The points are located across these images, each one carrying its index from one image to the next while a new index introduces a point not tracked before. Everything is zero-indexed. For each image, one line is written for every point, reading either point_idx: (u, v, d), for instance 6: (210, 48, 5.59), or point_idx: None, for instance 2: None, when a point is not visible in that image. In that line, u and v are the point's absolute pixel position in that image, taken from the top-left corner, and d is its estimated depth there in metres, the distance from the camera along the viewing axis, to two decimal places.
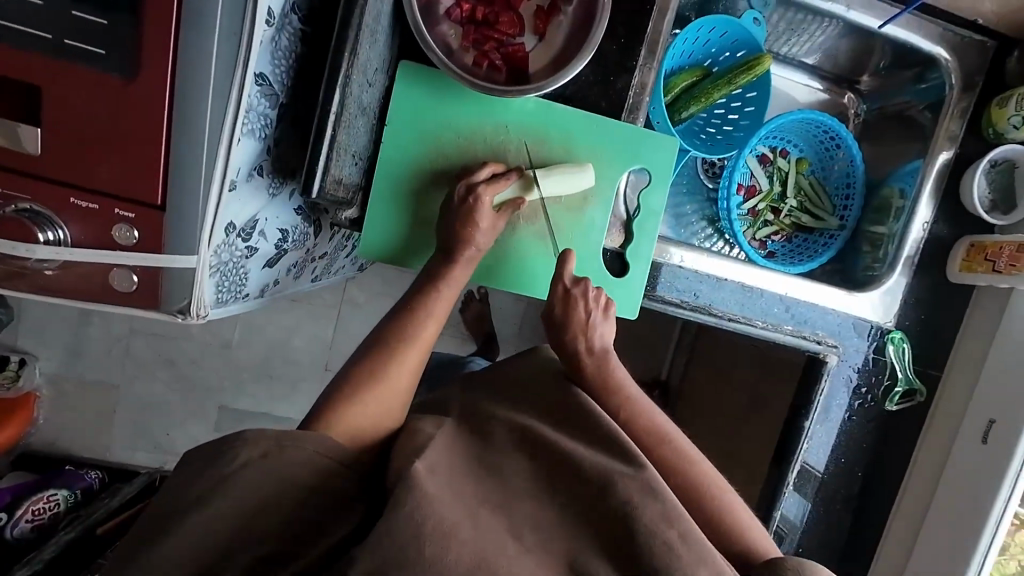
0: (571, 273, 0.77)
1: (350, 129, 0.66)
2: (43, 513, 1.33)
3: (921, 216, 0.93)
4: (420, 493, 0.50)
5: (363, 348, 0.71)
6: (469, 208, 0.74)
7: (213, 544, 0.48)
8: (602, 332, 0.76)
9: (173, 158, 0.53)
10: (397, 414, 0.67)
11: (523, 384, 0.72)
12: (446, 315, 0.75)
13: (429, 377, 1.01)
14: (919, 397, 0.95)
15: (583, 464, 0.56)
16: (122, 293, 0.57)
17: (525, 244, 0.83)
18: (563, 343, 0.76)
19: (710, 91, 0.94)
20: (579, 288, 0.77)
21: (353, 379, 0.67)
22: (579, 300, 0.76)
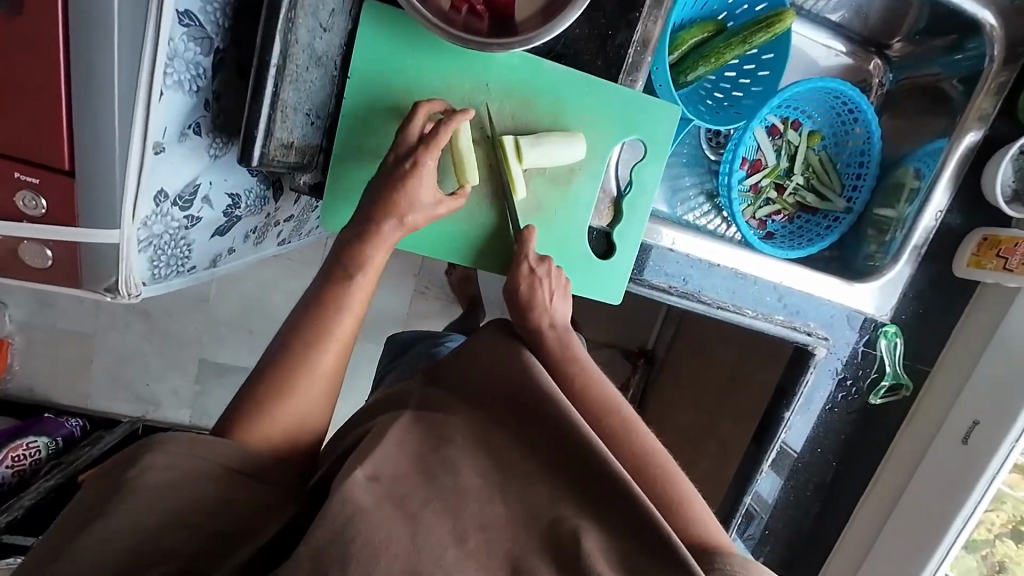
0: (533, 251, 0.73)
1: (300, 84, 0.57)
2: (24, 459, 1.31)
3: (936, 203, 0.86)
4: (354, 506, 0.48)
5: (271, 354, 0.63)
6: (395, 166, 0.66)
7: (129, 554, 0.46)
8: (562, 310, 0.72)
9: (78, 115, 0.45)
10: (317, 409, 0.62)
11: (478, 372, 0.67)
12: (366, 307, 0.66)
13: (404, 358, 0.97)
14: (904, 392, 0.92)
15: (538, 488, 0.53)
16: (37, 268, 0.50)
17: (478, 221, 0.75)
18: (526, 320, 0.71)
19: (720, 51, 0.83)
20: (543, 268, 0.72)
21: (268, 384, 0.60)
22: (544, 280, 0.72)
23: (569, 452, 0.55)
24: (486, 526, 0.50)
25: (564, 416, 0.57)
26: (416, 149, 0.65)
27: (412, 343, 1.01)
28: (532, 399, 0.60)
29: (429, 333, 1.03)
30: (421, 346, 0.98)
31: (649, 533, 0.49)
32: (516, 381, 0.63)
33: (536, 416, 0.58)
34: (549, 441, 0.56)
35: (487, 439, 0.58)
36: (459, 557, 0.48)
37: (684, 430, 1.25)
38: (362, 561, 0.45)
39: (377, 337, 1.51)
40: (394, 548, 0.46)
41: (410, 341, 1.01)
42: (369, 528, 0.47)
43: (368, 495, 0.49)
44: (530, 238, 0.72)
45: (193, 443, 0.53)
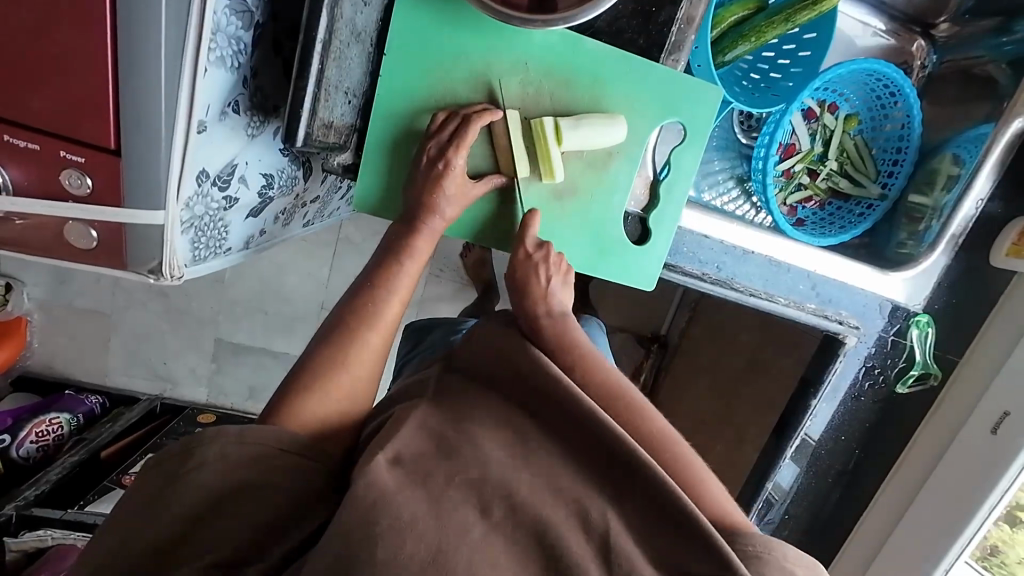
0: (533, 237, 0.71)
1: (341, 62, 0.55)
2: (48, 435, 1.34)
3: (978, 190, 0.84)
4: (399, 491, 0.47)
5: (322, 333, 0.64)
6: (433, 172, 0.66)
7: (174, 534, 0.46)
8: (561, 299, 0.71)
9: (124, 91, 0.44)
10: (363, 388, 0.63)
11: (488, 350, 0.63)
12: (411, 295, 0.68)
13: (426, 344, 0.97)
14: (932, 381, 0.91)
15: (563, 475, 0.52)
16: (81, 250, 0.50)
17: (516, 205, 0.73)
18: (522, 305, 0.70)
19: (762, 29, 0.80)
20: (542, 255, 0.71)
21: (318, 362, 0.62)
22: (543, 269, 0.71)
23: (591, 441, 0.53)
24: (510, 506, 0.50)
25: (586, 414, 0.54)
26: (445, 149, 0.65)
27: (435, 327, 1.01)
28: (548, 392, 0.56)
29: (450, 318, 1.03)
30: (443, 331, 0.98)
31: (685, 525, 0.48)
32: (530, 368, 0.58)
33: (557, 407, 0.55)
34: (571, 430, 0.54)
35: (510, 423, 0.56)
36: (483, 532, 0.48)
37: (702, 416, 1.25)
38: (387, 543, 0.46)
39: None
40: (419, 527, 0.46)
41: (435, 325, 1.01)
42: (399, 507, 0.47)
43: (392, 478, 0.50)
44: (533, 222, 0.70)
45: (239, 435, 0.52)
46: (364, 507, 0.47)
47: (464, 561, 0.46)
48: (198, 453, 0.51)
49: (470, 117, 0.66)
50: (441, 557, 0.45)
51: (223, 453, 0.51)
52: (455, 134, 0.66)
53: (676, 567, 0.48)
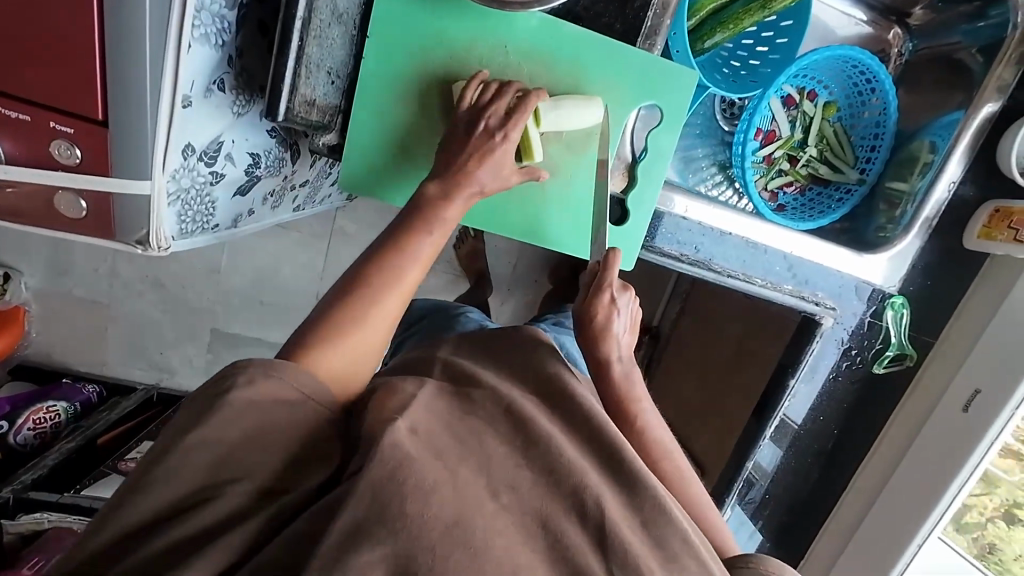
0: (616, 278, 0.69)
1: (322, 41, 0.57)
2: (44, 422, 1.37)
3: (950, 174, 0.86)
4: (404, 454, 0.47)
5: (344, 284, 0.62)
6: (486, 139, 0.66)
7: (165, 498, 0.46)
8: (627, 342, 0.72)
9: (111, 64, 0.46)
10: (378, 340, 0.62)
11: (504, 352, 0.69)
12: (434, 259, 0.66)
13: (419, 329, 0.99)
14: (908, 362, 0.94)
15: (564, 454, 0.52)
16: (71, 218, 0.52)
17: (527, 191, 0.76)
18: (589, 347, 0.70)
19: (739, 16, 0.82)
20: (624, 297, 0.70)
21: (338, 317, 0.60)
22: (623, 310, 0.70)
23: (593, 433, 0.55)
24: (517, 481, 0.50)
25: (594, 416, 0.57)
26: (506, 123, 0.66)
27: (429, 313, 1.02)
28: (561, 393, 0.60)
29: (444, 303, 1.05)
30: (436, 317, 1.00)
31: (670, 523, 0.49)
32: (548, 376, 0.63)
33: (566, 407, 0.58)
34: (574, 421, 0.57)
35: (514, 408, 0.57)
36: (493, 511, 0.48)
37: (690, 403, 1.27)
38: (416, 499, 0.45)
39: None
40: (442, 493, 0.46)
41: (427, 311, 1.02)
42: (421, 470, 0.47)
43: (413, 445, 0.49)
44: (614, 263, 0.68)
45: (269, 367, 0.51)
46: (385, 470, 0.46)
47: (483, 527, 0.46)
48: (226, 384, 0.49)
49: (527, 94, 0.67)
50: (462, 522, 0.45)
51: (252, 383, 0.49)
52: (513, 109, 0.66)
53: (662, 549, 0.48)
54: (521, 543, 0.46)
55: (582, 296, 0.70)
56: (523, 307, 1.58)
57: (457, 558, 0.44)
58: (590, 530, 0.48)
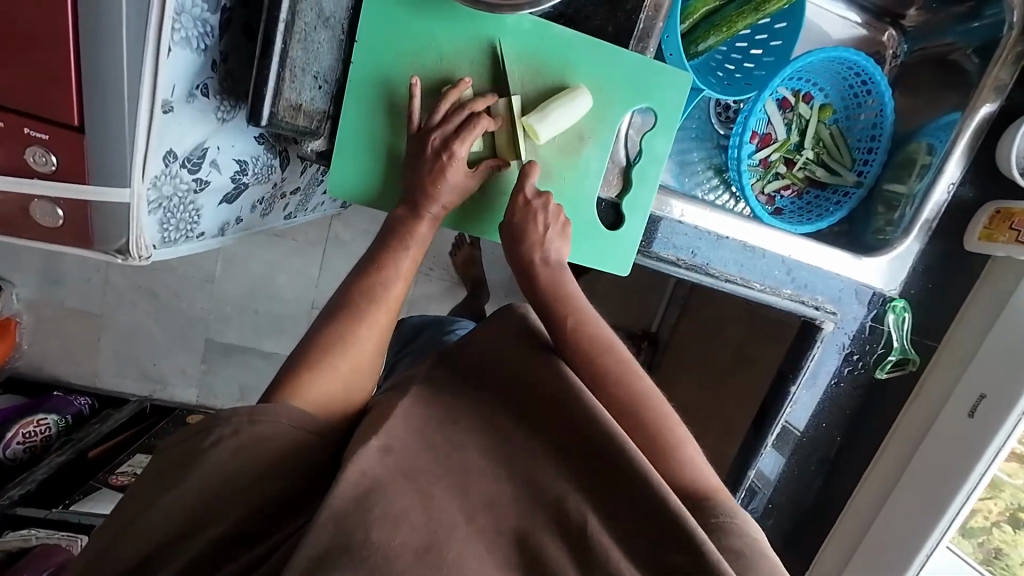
0: (530, 184, 0.69)
1: (308, 45, 0.56)
2: (34, 436, 1.32)
3: (949, 176, 0.85)
4: (372, 480, 0.48)
5: (325, 312, 0.65)
6: (436, 160, 0.66)
7: None
8: (557, 247, 0.71)
9: (88, 69, 0.45)
10: (369, 369, 0.64)
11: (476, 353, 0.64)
12: (414, 274, 0.69)
13: (415, 345, 0.96)
14: (911, 367, 0.92)
15: (546, 482, 0.51)
16: (48, 228, 0.51)
17: (505, 189, 0.74)
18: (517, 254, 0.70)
19: (733, 19, 0.82)
20: (540, 200, 0.70)
21: (320, 344, 0.61)
22: (541, 212, 0.70)
23: (577, 441, 0.53)
24: (495, 500, 0.51)
25: (580, 409, 0.54)
26: (450, 140, 0.66)
27: (422, 329, 1.00)
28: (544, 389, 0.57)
29: (440, 319, 1.03)
30: (431, 332, 0.98)
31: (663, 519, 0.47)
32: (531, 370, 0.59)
33: (551, 404, 0.56)
34: (555, 428, 0.54)
35: (496, 429, 0.56)
36: (468, 533, 0.48)
37: (690, 409, 1.25)
38: (381, 526, 0.46)
39: None
40: (410, 518, 0.47)
41: (421, 328, 1.00)
42: (394, 494, 0.48)
43: (382, 466, 0.50)
44: (528, 175, 0.69)
45: (253, 414, 0.52)
46: (356, 492, 0.47)
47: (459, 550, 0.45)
48: (213, 434, 0.51)
49: (473, 110, 0.66)
50: (433, 548, 0.46)
51: (237, 433, 0.51)
52: (459, 126, 0.66)
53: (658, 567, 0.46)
54: (498, 563, 0.46)
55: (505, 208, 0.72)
56: None
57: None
58: (568, 542, 0.48)
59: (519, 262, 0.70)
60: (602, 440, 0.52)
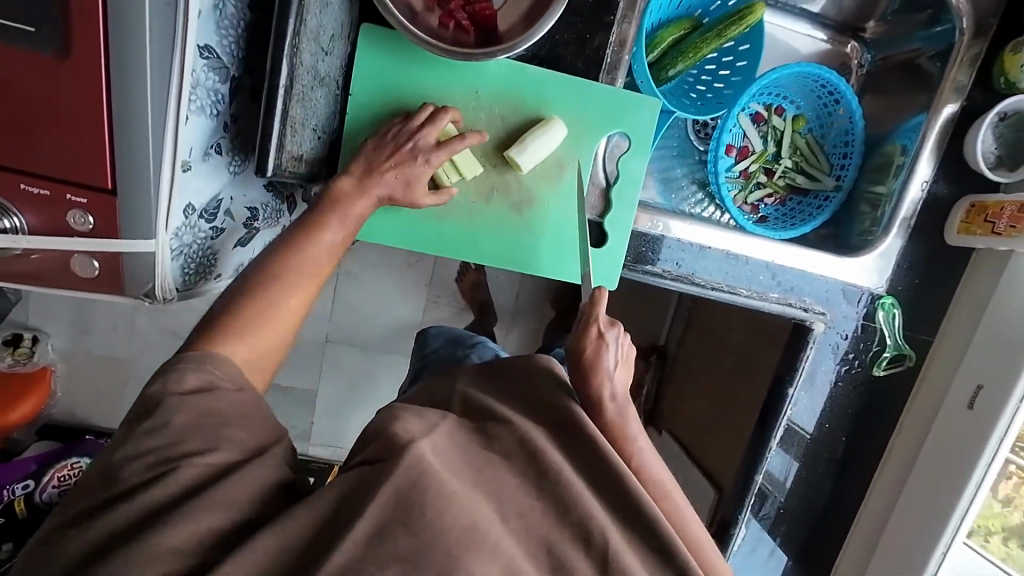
0: (604, 314, 0.69)
1: (306, 102, 0.63)
2: (68, 478, 1.38)
3: (921, 174, 0.89)
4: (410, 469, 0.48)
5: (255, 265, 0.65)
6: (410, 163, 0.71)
7: None
8: (620, 378, 0.70)
9: (119, 140, 0.52)
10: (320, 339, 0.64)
11: (515, 382, 0.64)
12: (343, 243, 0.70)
13: (432, 362, 1.01)
14: (909, 362, 0.93)
15: (571, 509, 0.51)
16: (86, 278, 0.57)
17: (496, 217, 0.80)
18: (583, 382, 0.69)
19: (698, 46, 0.88)
20: (612, 332, 0.70)
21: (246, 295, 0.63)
22: (613, 345, 0.69)
23: (614, 489, 0.54)
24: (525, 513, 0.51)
25: (612, 465, 0.54)
26: (430, 151, 0.71)
27: (447, 341, 1.04)
28: (575, 437, 0.57)
29: (462, 333, 1.06)
30: (450, 349, 1.02)
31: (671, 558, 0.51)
32: (555, 411, 0.59)
33: (582, 453, 0.56)
34: (590, 470, 0.55)
35: (524, 450, 0.54)
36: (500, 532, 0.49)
37: (700, 419, 1.25)
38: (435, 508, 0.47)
39: (396, 347, 1.55)
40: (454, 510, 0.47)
41: (439, 346, 1.03)
42: (438, 480, 0.49)
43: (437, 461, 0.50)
44: (600, 301, 0.69)
45: (199, 363, 0.55)
46: (395, 493, 0.48)
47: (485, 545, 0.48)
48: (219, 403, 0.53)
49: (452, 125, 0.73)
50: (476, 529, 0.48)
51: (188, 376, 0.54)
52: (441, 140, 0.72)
53: None
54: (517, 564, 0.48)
55: (574, 332, 0.71)
56: (528, 335, 1.61)
57: (468, 562, 0.46)
58: (593, 557, 0.50)
59: (584, 389, 0.69)
60: (638, 492, 0.53)
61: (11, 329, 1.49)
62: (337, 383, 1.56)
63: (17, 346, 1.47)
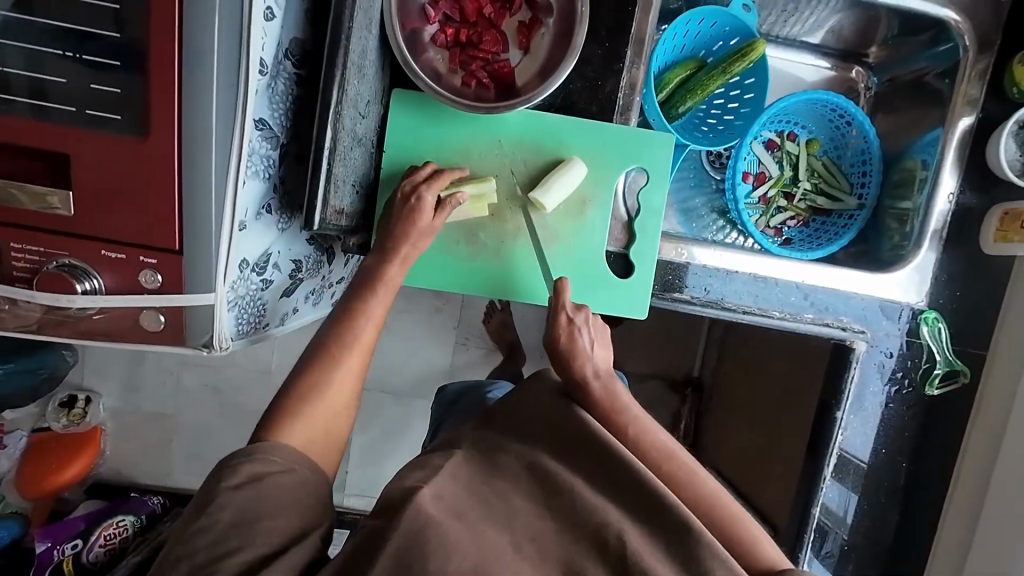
0: (568, 300, 0.77)
1: (346, 161, 0.70)
2: (115, 537, 1.39)
3: (945, 187, 0.88)
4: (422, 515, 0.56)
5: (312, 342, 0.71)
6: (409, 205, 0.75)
7: None
8: (602, 358, 0.75)
9: (187, 205, 0.58)
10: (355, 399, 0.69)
11: (530, 412, 0.71)
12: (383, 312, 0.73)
13: (455, 410, 1.02)
14: (964, 379, 0.88)
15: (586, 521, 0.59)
16: (152, 331, 0.62)
17: (522, 255, 0.83)
18: (566, 371, 0.74)
19: (705, 83, 0.93)
20: (581, 316, 0.77)
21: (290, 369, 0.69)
22: (583, 329, 0.76)
23: (630, 491, 0.61)
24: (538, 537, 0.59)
25: (631, 471, 0.61)
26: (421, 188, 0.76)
27: (462, 395, 1.05)
28: (589, 452, 0.64)
29: (476, 383, 1.08)
30: (470, 398, 1.02)
31: (691, 540, 0.57)
32: (572, 424, 0.67)
33: (597, 466, 0.63)
34: (606, 480, 0.62)
35: (537, 471, 0.64)
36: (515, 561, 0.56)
37: (745, 451, 1.20)
38: (437, 556, 0.54)
39: (429, 392, 1.57)
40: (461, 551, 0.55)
41: (460, 391, 1.06)
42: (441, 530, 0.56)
43: (434, 506, 0.58)
44: (564, 290, 0.77)
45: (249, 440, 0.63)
46: (409, 534, 0.55)
47: None
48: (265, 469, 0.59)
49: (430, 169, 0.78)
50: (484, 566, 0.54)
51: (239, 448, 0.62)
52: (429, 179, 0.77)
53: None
54: None
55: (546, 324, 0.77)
56: None
57: None
58: (612, 560, 0.57)
59: (567, 377, 0.74)
60: (656, 491, 0.60)
61: (66, 390, 1.55)
62: (370, 430, 1.57)
63: (71, 406, 1.53)
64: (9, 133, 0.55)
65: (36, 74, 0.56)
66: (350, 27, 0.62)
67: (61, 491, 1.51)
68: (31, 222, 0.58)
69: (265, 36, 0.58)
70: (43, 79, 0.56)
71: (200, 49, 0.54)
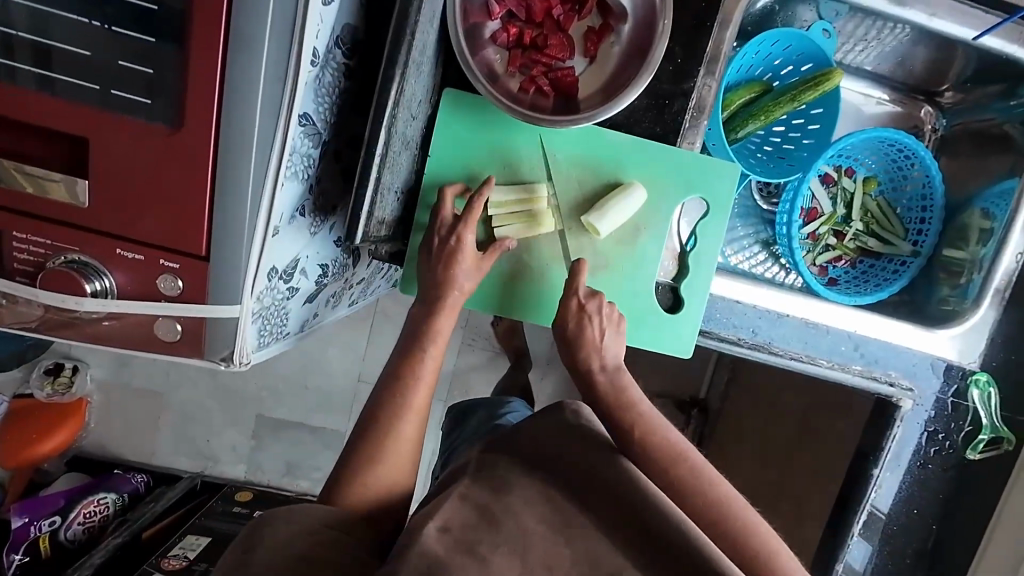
0: (582, 286, 0.74)
1: (394, 167, 0.63)
2: (94, 516, 1.33)
3: (1014, 246, 0.83)
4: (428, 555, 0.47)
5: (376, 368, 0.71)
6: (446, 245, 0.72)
7: None
8: (613, 349, 0.75)
9: (219, 207, 0.51)
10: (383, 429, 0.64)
11: (546, 439, 0.62)
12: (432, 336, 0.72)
13: (468, 430, 0.96)
14: (1006, 446, 0.85)
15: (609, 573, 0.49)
16: (166, 341, 0.56)
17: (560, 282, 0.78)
18: (576, 359, 0.74)
19: (770, 108, 0.87)
20: (594, 302, 0.74)
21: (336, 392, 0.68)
22: (595, 315, 0.73)
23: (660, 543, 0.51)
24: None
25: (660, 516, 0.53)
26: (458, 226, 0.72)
27: (477, 408, 1.02)
28: (611, 488, 0.56)
29: (492, 400, 1.03)
30: (484, 414, 0.98)
31: None
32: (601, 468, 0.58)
33: (622, 506, 0.54)
34: (634, 528, 0.52)
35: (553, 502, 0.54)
36: None
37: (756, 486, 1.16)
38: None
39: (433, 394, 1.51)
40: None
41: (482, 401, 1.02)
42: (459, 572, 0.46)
43: (439, 544, 0.49)
44: (580, 272, 0.74)
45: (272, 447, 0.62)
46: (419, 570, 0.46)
47: None
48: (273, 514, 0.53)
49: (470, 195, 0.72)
50: None
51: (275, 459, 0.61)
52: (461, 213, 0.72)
53: None
54: None
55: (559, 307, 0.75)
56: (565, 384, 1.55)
57: None
58: None
59: (575, 366, 0.74)
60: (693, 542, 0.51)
61: (52, 358, 1.47)
62: None
63: (56, 375, 1.44)
64: (23, 108, 0.49)
65: (52, 44, 0.48)
66: (416, 21, 0.55)
67: (40, 461, 1.44)
68: (39, 210, 0.52)
69: (320, 23, 0.51)
70: (60, 52, 0.48)
71: (250, 31, 0.47)
